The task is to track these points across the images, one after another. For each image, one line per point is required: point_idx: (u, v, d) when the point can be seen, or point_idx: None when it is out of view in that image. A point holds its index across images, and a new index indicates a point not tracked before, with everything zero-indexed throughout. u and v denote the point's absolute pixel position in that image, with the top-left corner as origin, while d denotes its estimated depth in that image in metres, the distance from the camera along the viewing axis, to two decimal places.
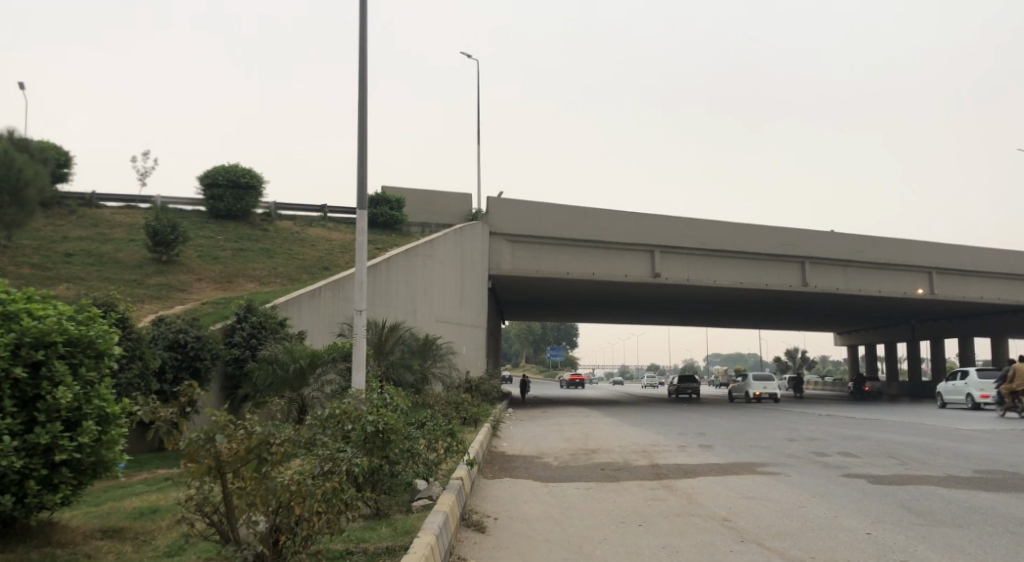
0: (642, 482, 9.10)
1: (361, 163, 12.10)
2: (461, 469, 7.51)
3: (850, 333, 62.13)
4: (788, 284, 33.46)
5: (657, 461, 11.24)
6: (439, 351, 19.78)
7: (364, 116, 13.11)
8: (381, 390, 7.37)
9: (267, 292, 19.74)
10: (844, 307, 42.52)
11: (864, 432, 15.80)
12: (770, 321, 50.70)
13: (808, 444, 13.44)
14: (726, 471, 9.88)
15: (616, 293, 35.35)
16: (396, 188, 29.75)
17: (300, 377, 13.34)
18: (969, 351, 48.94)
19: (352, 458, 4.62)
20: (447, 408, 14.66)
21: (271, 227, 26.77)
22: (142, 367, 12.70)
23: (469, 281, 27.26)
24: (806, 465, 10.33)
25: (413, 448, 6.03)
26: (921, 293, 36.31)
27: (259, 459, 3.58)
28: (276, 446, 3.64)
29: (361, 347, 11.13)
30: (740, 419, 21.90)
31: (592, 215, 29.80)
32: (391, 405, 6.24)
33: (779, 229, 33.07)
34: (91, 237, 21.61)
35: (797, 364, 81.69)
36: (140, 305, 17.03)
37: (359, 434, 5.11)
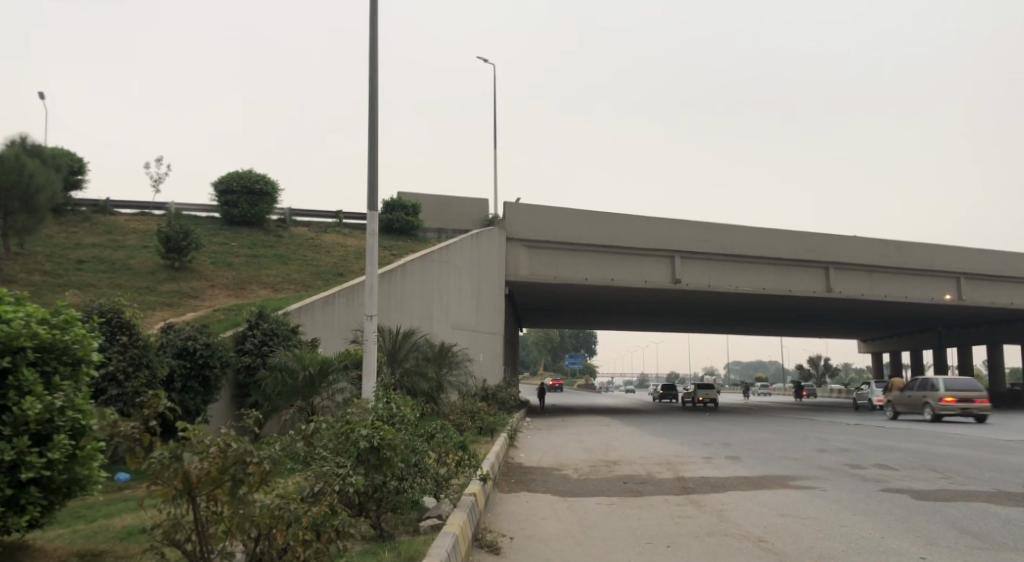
0: (667, 496, 8.56)
1: (372, 166, 11.74)
2: (473, 485, 7.00)
3: (875, 340, 60.79)
4: (811, 290, 32.65)
5: (682, 473, 10.65)
6: (455, 359, 19.33)
7: (374, 119, 12.77)
8: (387, 398, 6.89)
9: (280, 298, 19.43)
10: (869, 314, 41.49)
11: (899, 443, 15.04)
12: (793, 328, 49.67)
13: (842, 456, 12.73)
14: (756, 485, 9.27)
15: (635, 300, 34.72)
16: (411, 194, 29.44)
17: (310, 385, 12.95)
18: (999, 359, 47.52)
19: (348, 477, 4.14)
20: (460, 418, 14.23)
21: (284, 233, 26.57)
22: (150, 376, 12.36)
23: (486, 288, 26.79)
24: (841, 478, 9.71)
25: (421, 463, 5.53)
26: (949, 299, 35.22)
27: (235, 480, 3.14)
28: (255, 466, 3.20)
29: (372, 354, 10.73)
30: (765, 429, 21.14)
31: (610, 220, 29.26)
32: (395, 416, 5.76)
33: (802, 234, 32.27)
34: (104, 244, 21.50)
35: (820, 373, 80.22)
36: (151, 312, 16.78)
37: (359, 447, 4.64)
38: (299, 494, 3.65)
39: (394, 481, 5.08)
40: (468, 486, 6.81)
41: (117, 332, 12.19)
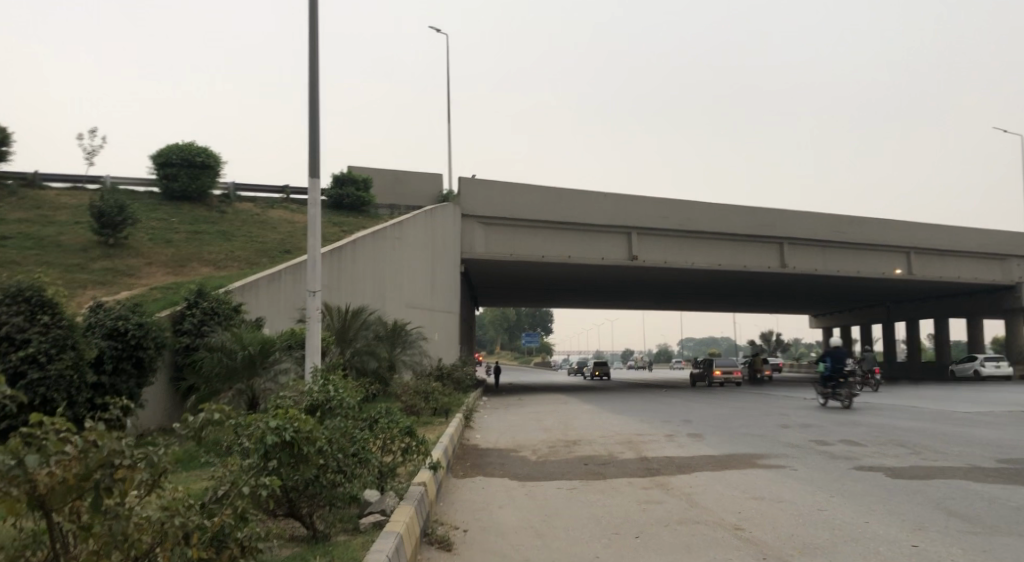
0: (633, 479, 8.15)
1: (313, 131, 10.90)
2: (423, 472, 6.40)
3: (824, 315, 62.24)
4: (766, 267, 32.88)
5: (646, 453, 10.28)
6: (409, 338, 18.62)
7: (315, 83, 11.90)
8: (328, 378, 6.23)
9: (223, 276, 18.37)
10: (820, 289, 42.19)
11: (857, 417, 15.04)
12: (748, 304, 50.31)
13: (804, 432, 12.57)
14: (722, 465, 8.97)
15: (594, 277, 34.42)
16: (363, 169, 28.36)
17: (250, 367, 12.07)
18: (943, 332, 49.11)
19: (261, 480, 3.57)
20: (413, 399, 13.60)
21: (229, 209, 25.24)
22: (76, 358, 11.29)
23: (441, 266, 26.03)
24: (810, 457, 9.47)
25: (364, 454, 4.91)
26: (899, 273, 35.95)
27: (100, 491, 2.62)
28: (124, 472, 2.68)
29: (316, 332, 9.98)
30: (725, 404, 21.10)
31: (568, 197, 28.77)
32: (330, 402, 5.14)
33: (757, 211, 32.37)
34: (30, 219, 19.91)
35: (772, 348, 82.01)
36: (80, 291, 15.52)
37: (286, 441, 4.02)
38: (192, 504, 3.13)
39: (329, 473, 4.47)
40: (418, 476, 6.20)
41: (38, 311, 11.11)
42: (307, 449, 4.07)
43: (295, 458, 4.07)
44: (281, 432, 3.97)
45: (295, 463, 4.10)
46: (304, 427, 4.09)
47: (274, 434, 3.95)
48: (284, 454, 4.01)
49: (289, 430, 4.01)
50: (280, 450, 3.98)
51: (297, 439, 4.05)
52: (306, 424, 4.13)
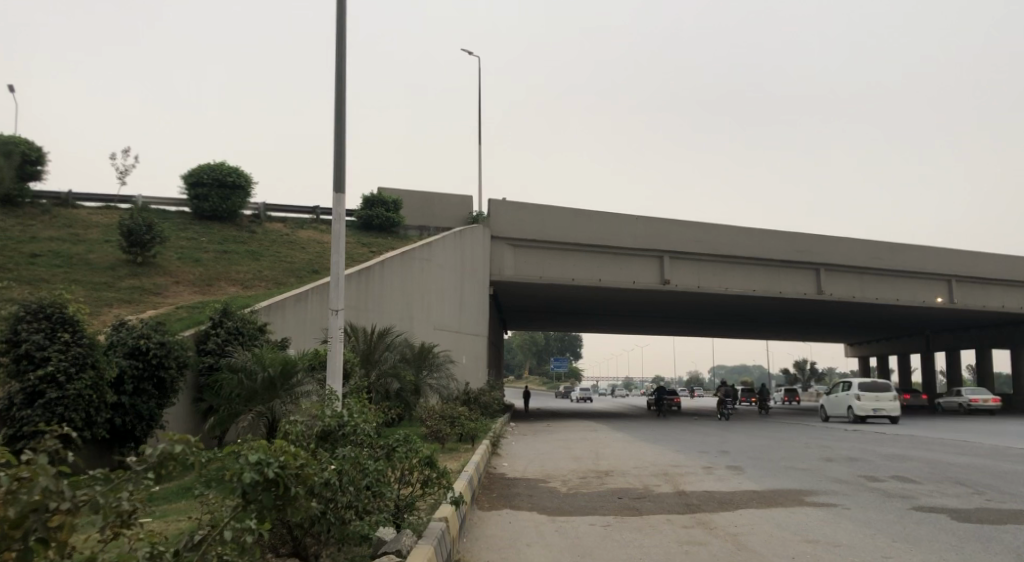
0: (671, 516, 7.52)
1: (338, 145, 10.64)
2: (446, 506, 5.90)
3: (861, 345, 60.37)
4: (802, 292, 31.88)
5: (682, 486, 9.64)
6: (436, 361, 18.18)
7: (341, 99, 11.68)
8: (353, 400, 5.82)
9: (249, 296, 18.23)
10: (858, 317, 40.81)
11: (905, 452, 14.15)
12: (782, 331, 48.97)
13: (852, 467, 11.75)
14: (768, 501, 8.30)
15: (624, 301, 33.69)
16: (392, 190, 28.27)
17: (270, 389, 11.80)
18: (988, 363, 47.10)
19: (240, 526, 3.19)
20: (439, 423, 13.16)
21: (258, 229, 25.29)
22: (95, 377, 11.10)
23: (470, 287, 25.65)
24: (863, 494, 8.72)
25: (380, 487, 4.44)
26: (940, 302, 34.57)
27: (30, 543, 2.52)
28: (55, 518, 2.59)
29: (337, 353, 9.61)
30: (761, 435, 20.17)
31: (598, 219, 28.29)
32: (344, 427, 4.71)
33: (793, 235, 31.47)
34: (62, 238, 20.09)
35: (805, 379, 79.84)
36: (105, 309, 15.45)
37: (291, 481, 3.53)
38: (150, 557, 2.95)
39: (337, 508, 4.03)
40: (440, 509, 5.71)
41: (58, 328, 10.95)
42: (292, 489, 3.48)
43: (279, 502, 3.48)
44: (263, 468, 3.37)
45: (279, 505, 3.51)
46: (293, 462, 3.51)
47: (253, 470, 3.33)
48: (267, 494, 3.39)
49: (272, 465, 3.42)
50: (262, 491, 3.38)
51: (282, 476, 3.47)
52: (293, 458, 3.56)
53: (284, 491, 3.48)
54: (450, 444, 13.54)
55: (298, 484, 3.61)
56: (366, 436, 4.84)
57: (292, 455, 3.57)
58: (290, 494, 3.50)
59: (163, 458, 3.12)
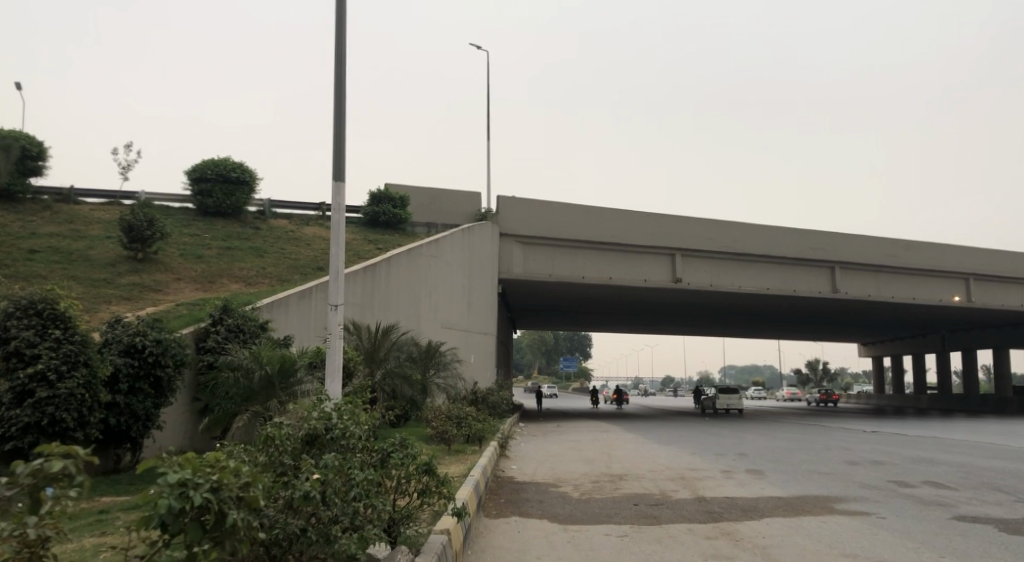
0: (693, 525, 6.97)
1: (337, 134, 10.15)
2: (448, 517, 5.39)
3: (875, 345, 59.42)
4: (817, 291, 31.15)
5: (701, 492, 9.10)
6: (443, 359, 17.70)
7: (341, 87, 11.19)
8: (354, 401, 5.33)
9: (252, 293, 17.77)
10: (873, 316, 40.00)
11: (931, 455, 13.53)
12: (795, 330, 48.14)
13: (880, 471, 11.11)
14: (795, 509, 7.73)
15: (635, 299, 33.03)
16: (399, 187, 27.77)
17: (267, 388, 11.47)
18: (1006, 364, 46.11)
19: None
20: (445, 424, 12.70)
21: (263, 225, 24.88)
22: (89, 376, 10.67)
23: (478, 285, 25.15)
24: (897, 501, 8.12)
25: (368, 502, 3.90)
26: (958, 301, 33.73)
27: None
28: None
29: (336, 351, 9.13)
30: (778, 437, 19.52)
31: (608, 215, 27.69)
32: (328, 431, 4.21)
33: (807, 232, 30.78)
34: (62, 234, 19.72)
35: (818, 379, 78.79)
36: (103, 306, 15.05)
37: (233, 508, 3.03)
38: None
39: (314, 528, 3.54)
40: (442, 523, 5.18)
41: (49, 325, 10.49)
42: (232, 517, 2.97)
43: (217, 534, 2.98)
44: (187, 493, 2.89)
45: (219, 539, 3.00)
46: (228, 483, 3.01)
47: (175, 495, 2.86)
48: (195, 524, 2.92)
49: (201, 489, 2.93)
50: (190, 521, 2.92)
51: (214, 501, 2.96)
52: (231, 477, 3.06)
53: (220, 520, 2.98)
54: (456, 447, 13.06)
55: (243, 508, 3.11)
56: (355, 441, 4.31)
57: (229, 473, 3.07)
58: (229, 525, 2.98)
59: (40, 477, 3.12)
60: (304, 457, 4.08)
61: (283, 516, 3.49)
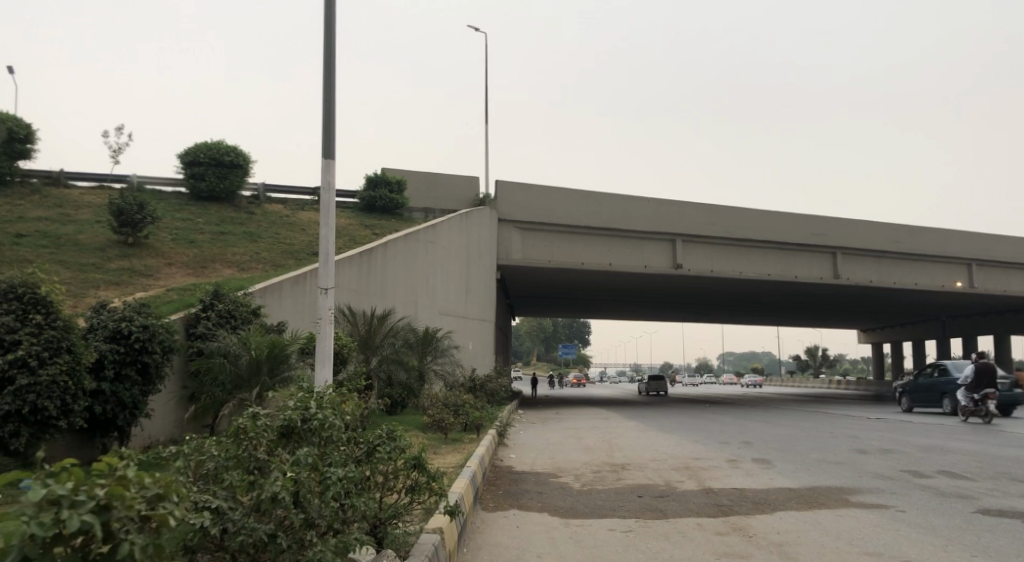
0: (701, 519, 6.61)
1: (327, 110, 9.71)
2: (441, 515, 4.99)
3: (875, 331, 59.16)
4: (819, 277, 30.72)
5: (708, 483, 8.74)
6: (441, 346, 17.32)
7: (331, 62, 10.72)
8: (343, 391, 4.92)
9: (245, 278, 17.35)
10: (875, 302, 39.64)
11: (939, 443, 13.20)
12: (796, 317, 47.83)
13: (890, 460, 10.74)
14: (808, 501, 7.38)
15: (635, 286, 32.61)
16: (396, 171, 27.26)
17: (256, 373, 11.31)
18: (1006, 350, 45.82)
19: None
20: (441, 412, 12.35)
21: (257, 210, 24.40)
22: (72, 362, 10.24)
23: (477, 271, 24.71)
24: (914, 493, 7.76)
25: (338, 505, 3.45)
26: (960, 287, 33.35)
27: None
28: None
29: (326, 337, 8.75)
30: (781, 423, 19.21)
31: (608, 200, 27.22)
32: (297, 425, 3.79)
33: (810, 217, 30.33)
34: (51, 218, 19.25)
35: (817, 365, 78.60)
36: (90, 291, 14.61)
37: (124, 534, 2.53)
38: None
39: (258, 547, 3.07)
40: (434, 522, 4.79)
41: (30, 310, 10.05)
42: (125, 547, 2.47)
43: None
44: (62, 517, 2.37)
45: None
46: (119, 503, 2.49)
47: (45, 522, 2.36)
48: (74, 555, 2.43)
49: (82, 509, 2.41)
50: (66, 551, 2.42)
51: (103, 527, 2.46)
52: (128, 491, 2.57)
53: (113, 548, 2.50)
54: (453, 435, 12.70)
55: (148, 533, 2.61)
56: (335, 433, 3.90)
57: (128, 486, 2.58)
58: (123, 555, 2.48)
59: None
60: (280, 451, 3.69)
61: (248, 519, 3.10)
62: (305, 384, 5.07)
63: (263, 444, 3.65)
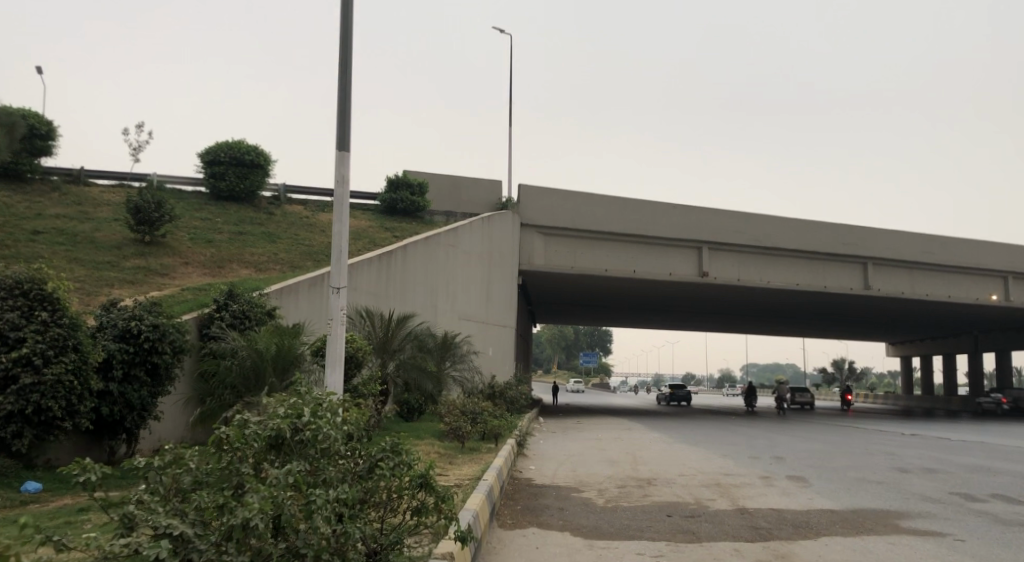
0: (739, 545, 6.01)
1: (343, 101, 9.30)
2: (445, 542, 4.45)
3: (904, 344, 57.52)
4: (849, 288, 29.73)
5: (741, 502, 8.11)
6: (459, 351, 16.84)
7: (347, 54, 10.33)
8: (345, 396, 4.40)
9: (262, 278, 17.04)
10: (904, 314, 38.44)
11: (985, 463, 12.37)
12: (824, 328, 46.63)
13: (937, 481, 9.96)
14: (855, 526, 6.75)
15: (658, 293, 31.90)
16: (418, 173, 26.89)
17: (265, 374, 11.11)
18: None
19: None
20: (457, 419, 11.85)
21: (276, 211, 24.17)
22: (79, 362, 9.88)
23: (497, 276, 24.19)
24: (973, 520, 7.03)
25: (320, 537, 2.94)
26: (995, 299, 32.10)
27: None
28: None
29: (338, 338, 8.28)
30: (811, 438, 18.40)
31: (632, 206, 26.62)
32: (278, 439, 3.30)
33: (839, 226, 29.40)
34: (70, 215, 19.16)
35: (842, 378, 76.73)
36: (105, 289, 14.38)
37: None
38: None
39: None
40: (440, 549, 4.26)
41: (36, 307, 9.69)
42: None
43: None
44: None
45: None
46: None
47: None
48: None
49: None
50: None
51: None
52: None
53: None
54: (470, 445, 12.20)
55: None
56: (333, 445, 3.43)
57: None
58: None
59: None
60: (267, 466, 3.24)
61: (218, 551, 2.64)
62: (302, 385, 4.55)
63: (236, 464, 3.15)
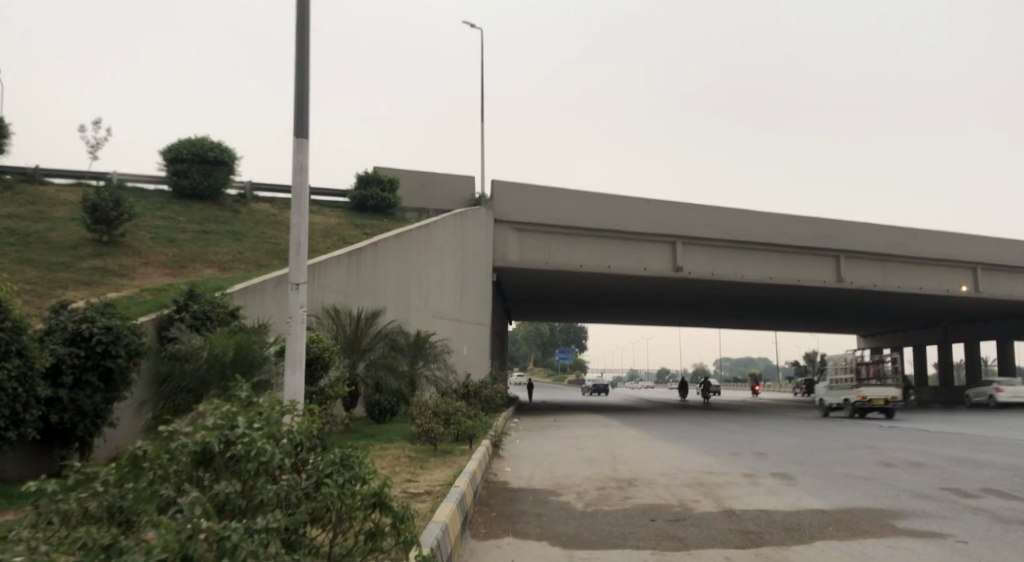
0: (729, 553, 5.62)
1: (300, 87, 8.74)
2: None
3: (876, 336, 58.20)
4: (822, 281, 29.79)
5: (727, 503, 7.75)
6: (433, 350, 16.36)
7: (305, 39, 9.75)
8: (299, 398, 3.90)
9: (225, 278, 16.34)
10: (876, 306, 38.75)
11: (967, 455, 12.21)
12: (798, 321, 46.91)
13: (924, 476, 9.73)
14: (849, 528, 6.41)
15: (634, 289, 31.68)
16: (389, 170, 26.27)
17: (224, 377, 10.54)
18: (1009, 356, 44.86)
19: None
20: (429, 420, 11.36)
21: (242, 209, 23.40)
22: (24, 368, 9.17)
23: (472, 273, 23.71)
24: (969, 518, 6.76)
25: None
26: (965, 290, 32.44)
27: None
28: None
29: (297, 337, 7.77)
30: (791, 432, 18.23)
31: (607, 201, 26.30)
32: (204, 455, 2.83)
33: (813, 219, 29.43)
34: (22, 215, 18.24)
35: (816, 370, 77.59)
36: (56, 291, 13.60)
37: None
38: None
39: None
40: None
41: None
42: None
43: None
44: None
45: None
46: None
47: None
48: None
49: None
50: None
51: None
52: None
53: None
54: (443, 447, 11.75)
55: None
56: (271, 461, 2.93)
57: None
58: None
59: None
60: (190, 489, 2.79)
61: None
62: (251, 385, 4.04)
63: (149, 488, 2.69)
